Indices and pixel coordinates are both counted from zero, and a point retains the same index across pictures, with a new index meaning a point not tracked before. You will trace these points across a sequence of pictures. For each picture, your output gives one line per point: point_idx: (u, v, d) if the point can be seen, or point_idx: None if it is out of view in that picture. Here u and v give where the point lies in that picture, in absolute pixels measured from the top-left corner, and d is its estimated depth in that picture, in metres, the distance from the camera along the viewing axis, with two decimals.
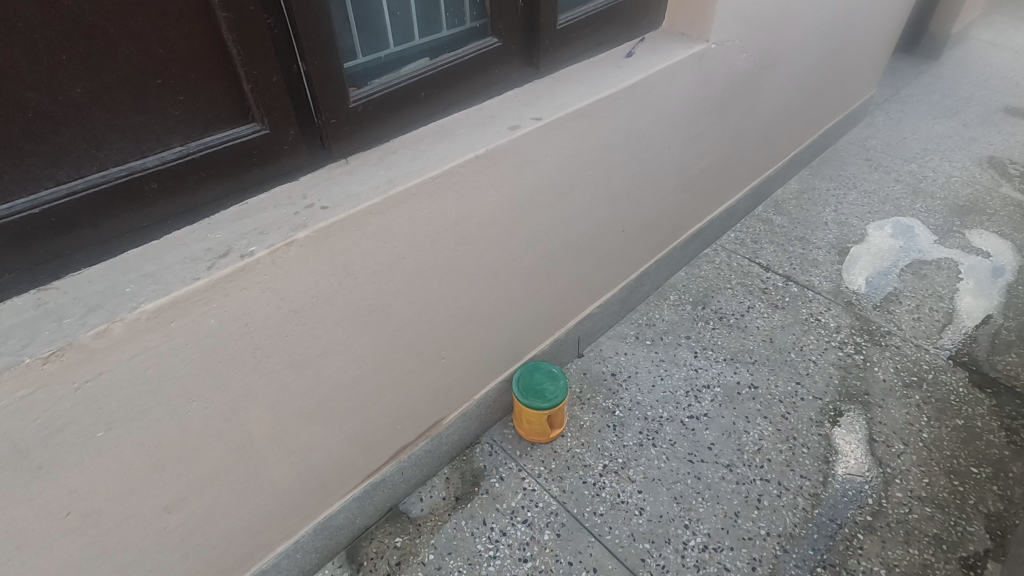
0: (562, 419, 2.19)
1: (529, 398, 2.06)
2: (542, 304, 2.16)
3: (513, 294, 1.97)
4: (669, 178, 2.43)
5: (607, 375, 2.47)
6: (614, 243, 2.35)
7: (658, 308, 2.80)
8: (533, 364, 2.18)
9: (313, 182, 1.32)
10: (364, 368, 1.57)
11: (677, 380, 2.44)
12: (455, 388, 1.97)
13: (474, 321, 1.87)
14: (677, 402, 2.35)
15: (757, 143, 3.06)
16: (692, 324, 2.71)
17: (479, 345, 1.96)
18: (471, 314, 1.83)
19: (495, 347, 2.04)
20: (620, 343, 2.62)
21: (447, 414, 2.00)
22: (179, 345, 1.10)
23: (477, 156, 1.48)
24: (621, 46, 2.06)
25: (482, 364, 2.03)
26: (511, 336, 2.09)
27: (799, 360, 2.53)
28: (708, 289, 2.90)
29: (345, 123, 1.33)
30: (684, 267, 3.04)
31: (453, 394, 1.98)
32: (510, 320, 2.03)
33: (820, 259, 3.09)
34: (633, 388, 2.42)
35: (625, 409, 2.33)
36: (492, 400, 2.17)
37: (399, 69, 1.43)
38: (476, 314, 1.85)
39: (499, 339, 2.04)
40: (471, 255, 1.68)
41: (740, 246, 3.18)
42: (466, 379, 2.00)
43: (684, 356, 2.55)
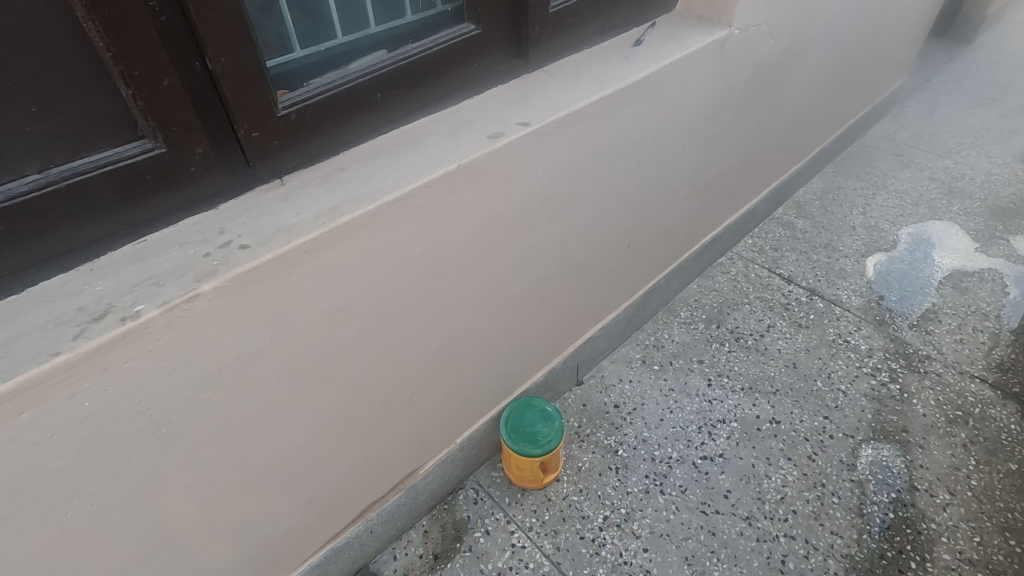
0: (557, 463, 1.93)
1: (518, 443, 1.80)
2: (535, 334, 1.87)
3: (502, 327, 1.68)
4: (681, 185, 2.13)
5: (609, 407, 2.20)
6: (618, 261, 2.06)
7: (668, 327, 2.51)
8: (525, 401, 1.91)
9: (234, 212, 1.04)
10: (314, 429, 1.30)
11: (688, 414, 2.17)
12: (433, 434, 1.70)
13: (455, 361, 1.59)
14: (688, 440, 2.09)
15: (780, 140, 2.73)
16: (705, 346, 2.42)
17: (462, 385, 1.68)
18: (450, 354, 1.55)
19: (481, 386, 1.77)
20: (624, 368, 2.35)
21: (424, 461, 1.75)
22: (41, 438, 0.84)
23: (448, 174, 1.18)
24: (628, 34, 1.75)
25: (465, 405, 1.75)
26: (500, 371, 1.82)
27: (826, 389, 2.24)
28: (724, 305, 2.61)
29: (274, 136, 1.03)
30: (697, 278, 2.75)
31: (432, 440, 1.71)
32: (499, 354, 1.75)
33: (848, 269, 2.78)
34: (639, 423, 2.15)
35: (630, 448, 2.07)
36: (477, 442, 1.91)
37: (347, 64, 1.14)
38: (455, 354, 1.57)
39: (486, 376, 1.76)
40: (448, 289, 1.39)
41: (759, 255, 2.88)
42: (447, 423, 1.73)
43: (697, 384, 2.27)
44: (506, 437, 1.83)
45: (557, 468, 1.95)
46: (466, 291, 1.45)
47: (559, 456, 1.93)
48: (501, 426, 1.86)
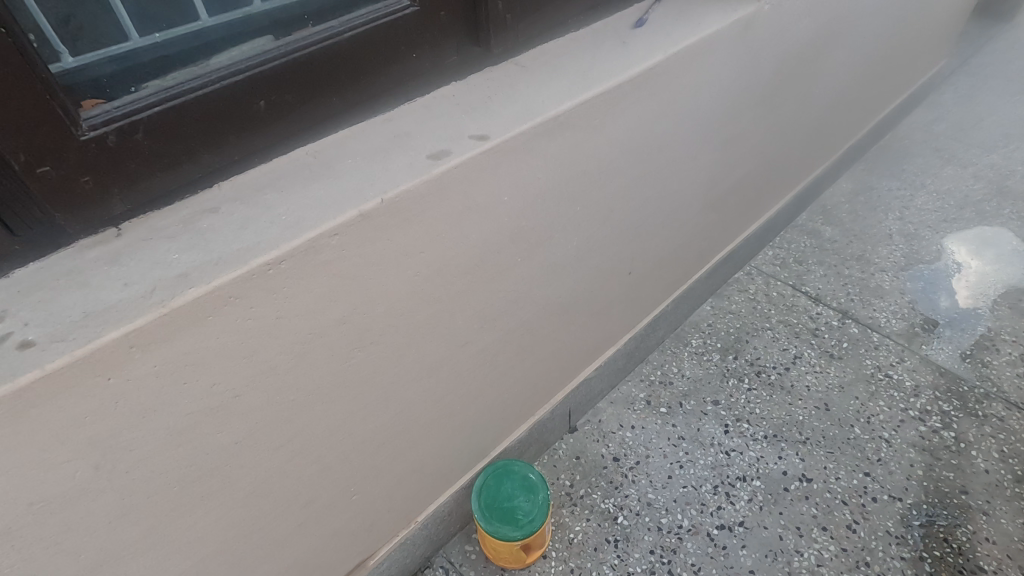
0: (542, 541, 1.61)
1: (493, 522, 1.48)
2: (514, 388, 1.53)
3: (469, 388, 1.34)
4: (691, 198, 1.77)
5: (607, 460, 1.86)
6: (615, 292, 1.70)
7: (677, 359, 2.16)
8: (504, 467, 1.58)
9: (32, 284, 0.70)
10: (202, 554, 0.96)
11: (701, 470, 1.83)
12: (385, 519, 1.37)
13: (407, 437, 1.24)
14: (702, 504, 1.75)
15: (807, 136, 2.34)
16: (721, 383, 2.07)
17: (419, 460, 1.34)
18: (400, 430, 1.21)
19: (447, 456, 1.43)
20: (626, 411, 2.00)
21: (377, 547, 1.42)
22: None
23: (365, 215, 0.83)
24: (628, 12, 1.37)
25: (426, 480, 1.42)
26: (471, 435, 1.48)
27: (866, 437, 1.89)
28: (742, 331, 2.24)
29: (83, 170, 0.69)
30: (710, 298, 2.38)
31: (384, 526, 1.38)
32: (468, 418, 1.41)
33: (885, 286, 2.40)
34: (643, 482, 1.81)
35: (631, 515, 1.73)
36: (445, 515, 1.58)
37: (212, 58, 0.79)
38: (406, 430, 1.23)
39: (451, 444, 1.42)
40: (385, 356, 1.04)
41: (781, 269, 2.50)
42: (404, 504, 1.40)
43: (711, 432, 1.92)
44: (478, 513, 1.50)
45: (542, 546, 1.63)
46: (413, 356, 1.10)
47: (545, 534, 1.60)
48: (473, 498, 1.53)
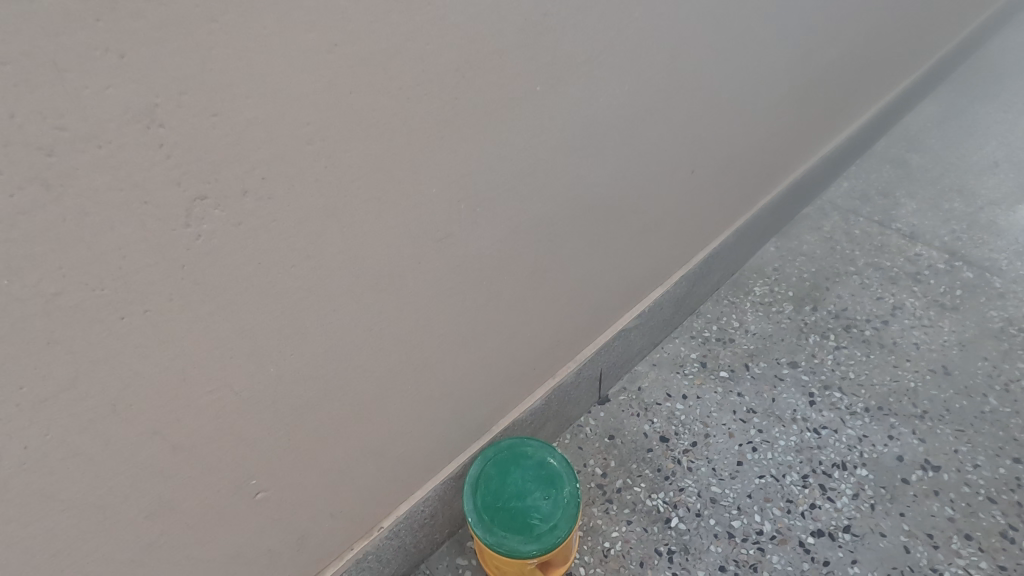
0: (565, 556, 1.12)
1: (497, 528, 1.00)
2: (525, 331, 1.03)
3: (448, 318, 0.86)
4: (764, 72, 1.27)
5: (652, 441, 1.37)
6: (665, 203, 1.20)
7: (737, 311, 1.64)
8: (516, 449, 1.09)
9: None
10: None
11: (783, 455, 1.33)
12: (328, 526, 0.89)
13: (344, 387, 0.78)
14: (789, 503, 1.25)
15: (899, 26, 1.81)
16: (800, 341, 1.56)
17: (376, 433, 0.86)
18: (329, 374, 0.75)
19: (423, 430, 0.95)
20: (674, 376, 1.50)
21: (321, 567, 0.95)
22: None
23: None
24: None
25: (392, 465, 0.93)
26: (461, 399, 0.99)
27: (1008, 411, 1.38)
28: (819, 276, 1.73)
29: None
30: (775, 237, 1.85)
31: (327, 537, 0.90)
32: (454, 370, 0.93)
33: (1001, 221, 1.86)
34: (703, 471, 1.31)
35: (690, 516, 1.24)
36: (427, 518, 1.09)
37: None
38: (340, 377, 0.77)
39: (429, 411, 0.93)
40: (266, 226, 0.61)
41: (863, 203, 1.97)
42: (359, 502, 0.92)
43: (793, 404, 1.42)
44: (475, 513, 1.02)
45: (566, 561, 1.15)
46: (330, 235, 0.66)
47: (571, 546, 1.11)
48: (467, 491, 1.05)
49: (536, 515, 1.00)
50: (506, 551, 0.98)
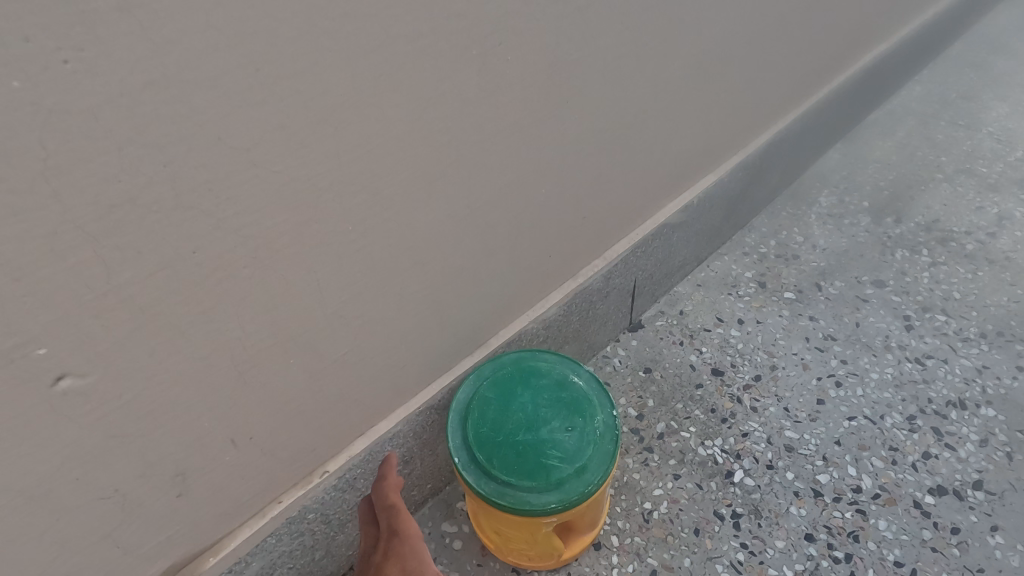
0: (593, 518, 0.80)
1: (498, 471, 0.67)
2: (536, 188, 0.69)
3: (414, 115, 0.50)
4: None
5: (702, 376, 1.04)
6: (738, 26, 0.83)
7: (800, 223, 1.30)
8: (524, 364, 0.75)
9: None
10: None
11: (880, 392, 1.00)
12: (231, 463, 0.58)
13: (218, 205, 0.42)
14: (894, 451, 0.92)
15: None
16: (884, 257, 1.22)
17: (296, 313, 0.53)
18: (177, 163, 0.38)
19: (382, 326, 0.62)
20: (724, 299, 1.16)
21: (233, 525, 0.64)
22: None
23: None
24: None
25: (334, 376, 0.61)
26: (440, 285, 0.66)
27: None
28: (899, 185, 1.38)
29: None
30: (840, 143, 1.50)
31: (233, 478, 0.59)
32: (426, 226, 0.59)
33: None
34: (773, 413, 0.98)
35: (760, 470, 0.92)
36: (400, 467, 0.79)
37: None
38: (204, 178, 0.40)
39: (389, 292, 0.60)
40: None
41: (945, 105, 1.60)
42: (284, 428, 0.61)
43: (883, 330, 1.09)
44: (465, 450, 0.69)
45: (592, 527, 0.82)
46: None
47: (602, 505, 0.79)
48: (453, 420, 0.72)
49: (556, 453, 0.67)
50: (511, 503, 0.65)
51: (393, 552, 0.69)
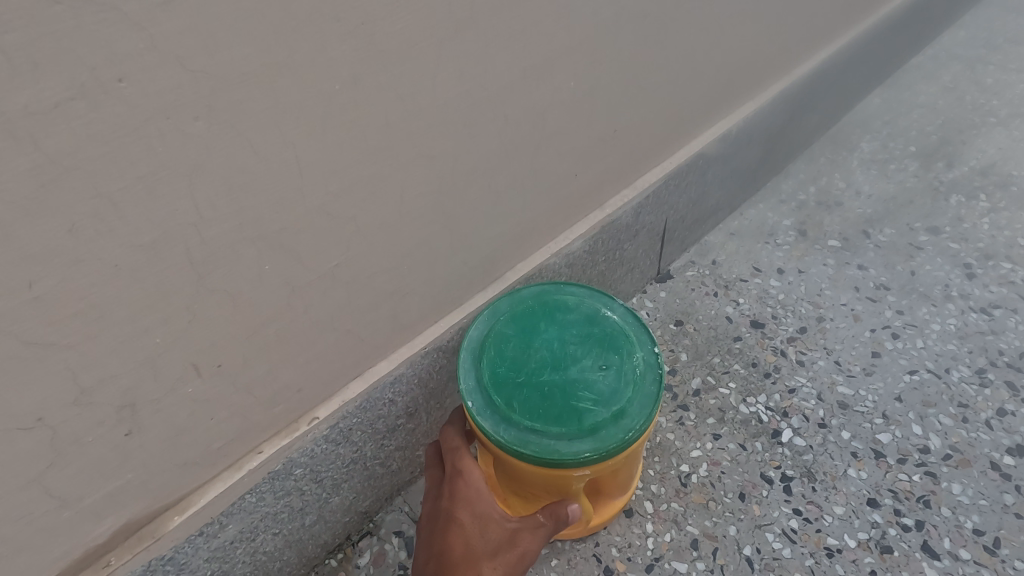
0: (627, 479, 0.69)
1: (520, 417, 0.56)
2: (562, 80, 0.58)
3: None
4: None
5: (741, 327, 0.93)
6: None
7: (841, 169, 1.19)
8: (548, 298, 0.64)
9: None
10: None
11: (943, 344, 0.88)
12: (194, 398, 0.47)
13: (149, 11, 0.31)
14: (965, 408, 0.81)
15: None
16: (936, 203, 1.10)
17: (269, 200, 0.42)
18: None
19: (379, 236, 0.51)
20: (762, 248, 1.05)
21: (203, 480, 0.54)
22: None
23: None
24: None
25: (321, 295, 0.51)
26: (449, 191, 0.55)
27: None
28: (948, 130, 1.26)
29: None
30: (880, 88, 1.37)
31: (199, 418, 0.49)
32: (432, 105, 0.48)
33: None
34: (823, 367, 0.87)
35: (811, 428, 0.81)
36: (403, 420, 0.69)
37: None
38: None
39: (388, 191, 0.49)
40: None
41: (993, 49, 1.47)
42: (262, 358, 0.50)
43: (942, 278, 0.97)
44: (480, 393, 0.58)
45: (624, 490, 0.71)
46: None
47: (637, 463, 0.68)
48: (465, 359, 0.60)
49: (590, 396, 0.57)
50: (538, 453, 0.55)
51: (460, 495, 0.62)
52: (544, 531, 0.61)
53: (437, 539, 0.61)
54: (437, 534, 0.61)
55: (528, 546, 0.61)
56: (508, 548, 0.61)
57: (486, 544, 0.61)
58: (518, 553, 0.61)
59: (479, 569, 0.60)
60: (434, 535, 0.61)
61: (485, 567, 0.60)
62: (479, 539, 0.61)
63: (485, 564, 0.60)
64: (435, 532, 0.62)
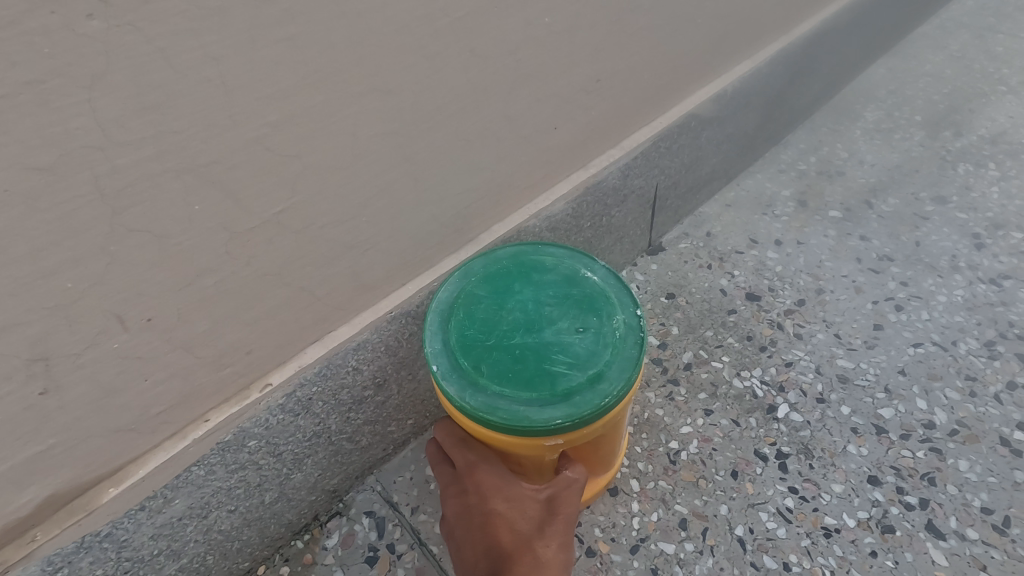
0: (611, 456, 0.65)
1: (488, 380, 0.52)
2: (534, 14, 0.54)
3: None
4: None
5: (736, 300, 0.88)
6: None
7: (843, 139, 1.13)
8: (524, 258, 0.59)
9: None
10: None
11: (951, 316, 0.83)
12: (121, 354, 0.43)
13: None
14: (973, 382, 0.76)
15: None
16: (944, 172, 1.05)
17: (192, 126, 0.37)
18: None
19: (330, 178, 0.47)
20: (759, 219, 1.00)
21: (143, 449, 0.49)
22: None
23: None
24: None
25: (266, 244, 0.46)
26: (410, 133, 0.50)
27: None
28: (956, 98, 1.20)
29: None
30: (884, 57, 1.32)
31: (131, 378, 0.44)
32: (382, 28, 0.43)
33: None
34: (822, 340, 0.82)
35: (808, 403, 0.76)
36: (371, 392, 0.64)
37: None
38: None
39: (336, 127, 0.45)
40: None
41: (1003, 18, 1.41)
42: (199, 313, 0.45)
43: (949, 249, 0.92)
44: (447, 356, 0.53)
45: (607, 468, 0.67)
46: None
47: (621, 439, 0.64)
48: (432, 321, 0.56)
49: (565, 359, 0.52)
50: (506, 419, 0.49)
51: (486, 485, 0.56)
52: (577, 485, 0.58)
53: (478, 536, 0.56)
54: (477, 530, 0.56)
55: (567, 510, 0.58)
56: (551, 519, 0.57)
57: (528, 523, 0.56)
58: (562, 519, 0.57)
59: (535, 551, 0.55)
60: (472, 534, 0.56)
61: (540, 547, 0.55)
62: (520, 520, 0.56)
63: (539, 542, 0.56)
64: (475, 531, 0.56)
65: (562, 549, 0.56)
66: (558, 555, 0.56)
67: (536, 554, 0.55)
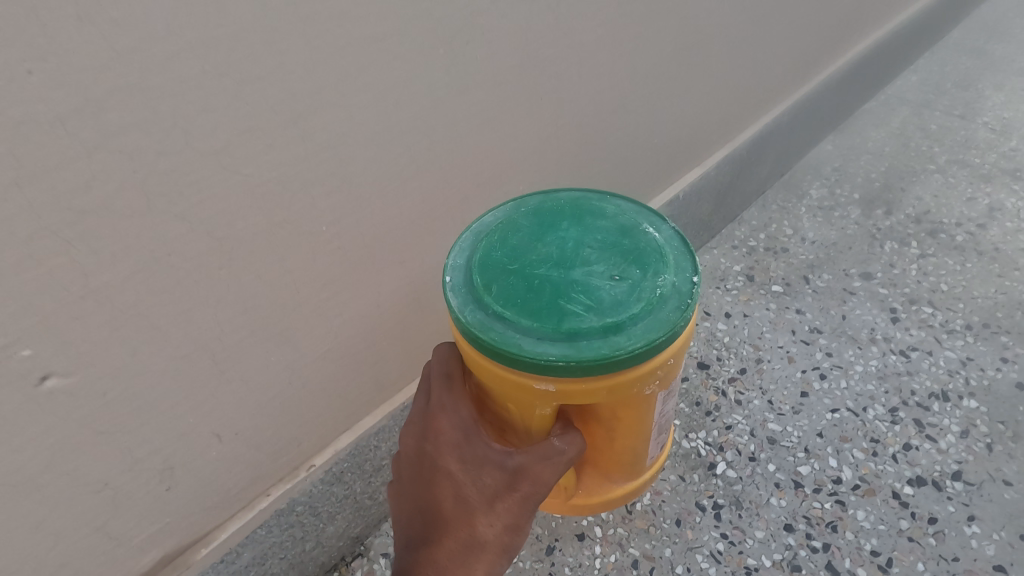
0: (627, 455, 0.69)
1: (494, 301, 0.55)
2: (508, 188, 0.72)
3: (380, 118, 0.55)
4: None
5: (688, 369, 1.06)
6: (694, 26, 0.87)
7: (789, 216, 1.31)
8: (582, 203, 0.64)
9: None
10: None
11: (864, 384, 1.01)
12: (218, 457, 0.61)
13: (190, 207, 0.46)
14: (876, 443, 0.93)
15: None
16: (872, 249, 1.22)
17: (273, 313, 0.56)
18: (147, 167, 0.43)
19: (361, 322, 0.65)
20: (712, 293, 1.18)
21: (224, 518, 0.67)
22: None
23: None
24: None
25: (315, 372, 0.64)
26: (417, 283, 0.68)
27: None
28: (891, 176, 1.38)
29: None
30: (831, 136, 1.49)
31: (222, 471, 0.62)
32: (398, 226, 0.62)
33: None
34: (758, 405, 1.00)
35: (742, 461, 0.93)
36: (387, 461, 0.81)
37: None
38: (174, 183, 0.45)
39: (366, 291, 0.63)
40: None
41: (941, 96, 1.59)
42: (269, 423, 0.63)
43: (869, 322, 1.10)
44: (464, 272, 0.59)
45: (634, 478, 0.74)
46: None
47: (641, 439, 0.68)
48: (466, 239, 0.61)
49: (583, 301, 0.54)
50: (495, 341, 0.53)
51: (444, 436, 0.60)
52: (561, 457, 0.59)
53: (425, 491, 0.60)
54: (427, 485, 0.60)
55: (528, 488, 0.60)
56: (506, 495, 0.59)
57: (478, 493, 0.59)
58: (517, 498, 0.59)
59: (474, 527, 0.59)
60: (423, 485, 0.61)
61: (482, 525, 0.59)
62: (469, 489, 0.59)
63: (483, 517, 0.59)
64: (422, 483, 0.61)
65: (505, 530, 0.60)
66: (498, 536, 0.59)
67: (473, 530, 0.59)
